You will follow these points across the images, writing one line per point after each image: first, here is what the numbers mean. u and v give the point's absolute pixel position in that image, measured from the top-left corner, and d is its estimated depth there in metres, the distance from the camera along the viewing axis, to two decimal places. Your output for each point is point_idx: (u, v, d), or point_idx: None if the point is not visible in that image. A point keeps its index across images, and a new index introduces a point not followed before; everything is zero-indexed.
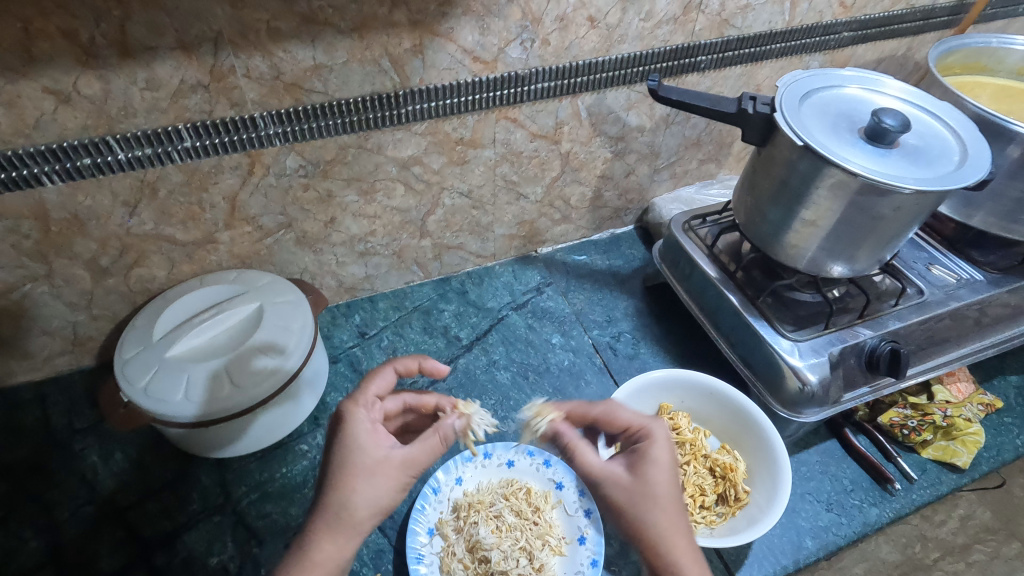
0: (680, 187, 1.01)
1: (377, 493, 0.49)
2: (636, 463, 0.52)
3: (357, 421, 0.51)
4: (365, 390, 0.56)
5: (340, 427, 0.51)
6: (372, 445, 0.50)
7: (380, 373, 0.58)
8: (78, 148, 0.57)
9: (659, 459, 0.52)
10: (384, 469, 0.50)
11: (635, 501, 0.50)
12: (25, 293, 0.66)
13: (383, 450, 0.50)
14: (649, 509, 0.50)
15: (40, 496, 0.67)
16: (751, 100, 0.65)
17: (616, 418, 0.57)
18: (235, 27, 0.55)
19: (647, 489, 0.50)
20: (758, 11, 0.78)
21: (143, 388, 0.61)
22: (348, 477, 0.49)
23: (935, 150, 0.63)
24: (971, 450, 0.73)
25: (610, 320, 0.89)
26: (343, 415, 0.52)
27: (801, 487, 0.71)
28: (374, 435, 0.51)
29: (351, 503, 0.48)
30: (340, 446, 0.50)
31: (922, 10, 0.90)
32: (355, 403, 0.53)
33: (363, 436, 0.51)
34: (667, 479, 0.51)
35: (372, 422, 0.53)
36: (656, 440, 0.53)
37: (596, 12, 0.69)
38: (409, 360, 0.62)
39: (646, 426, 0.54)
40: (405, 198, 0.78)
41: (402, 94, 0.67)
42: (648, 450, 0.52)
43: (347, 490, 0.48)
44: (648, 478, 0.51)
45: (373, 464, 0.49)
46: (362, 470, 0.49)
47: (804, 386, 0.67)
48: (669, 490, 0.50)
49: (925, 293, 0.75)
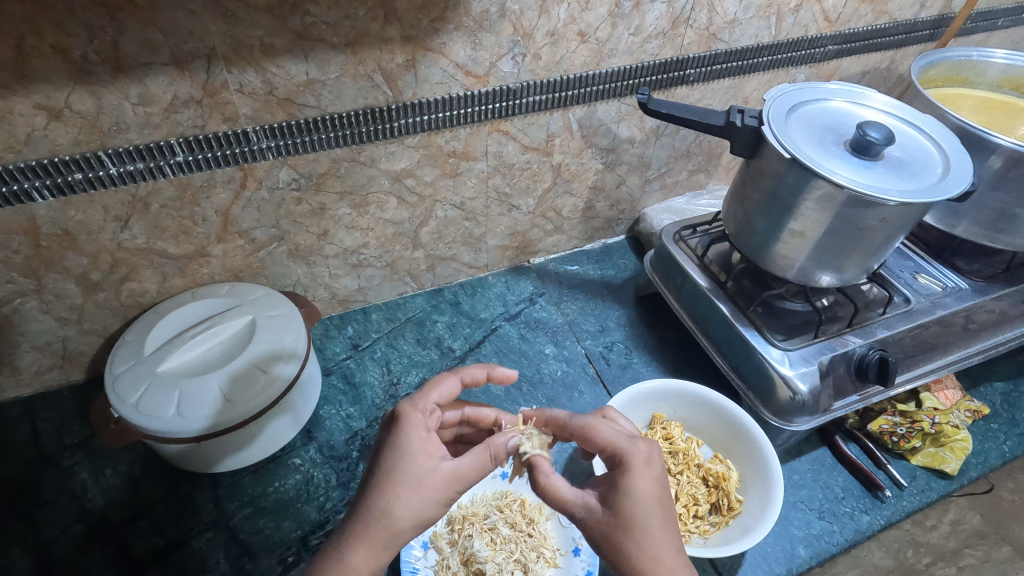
0: (671, 197, 1.02)
1: (421, 505, 0.46)
2: (618, 492, 0.46)
3: (413, 427, 0.48)
4: (425, 399, 0.53)
5: (393, 431, 0.48)
6: (422, 455, 0.47)
7: (443, 381, 0.55)
8: (70, 163, 0.57)
9: (642, 490, 0.46)
10: (432, 481, 0.47)
11: (610, 533, 0.45)
12: (14, 308, 0.66)
13: (434, 460, 0.47)
14: (626, 541, 0.45)
15: (29, 514, 0.66)
16: (740, 113, 0.66)
17: (592, 435, 0.51)
18: (228, 43, 0.56)
19: (621, 522, 0.45)
20: (744, 26, 0.80)
21: (135, 403, 0.61)
22: (389, 484, 0.46)
23: (918, 162, 0.64)
24: (959, 457, 0.73)
25: (602, 330, 0.90)
26: (399, 420, 0.49)
27: (793, 495, 0.72)
28: (427, 444, 0.48)
29: (393, 512, 0.45)
30: (390, 451, 0.47)
31: (904, 24, 0.92)
32: (414, 408, 0.50)
33: (415, 443, 0.48)
34: (645, 510, 0.45)
35: (427, 429, 0.50)
36: (635, 471, 0.47)
37: (586, 28, 0.70)
38: (478, 370, 0.59)
39: (622, 449, 0.48)
40: (397, 210, 0.79)
41: (395, 108, 0.68)
42: (625, 477, 0.46)
43: (390, 498, 0.45)
44: (626, 511, 0.45)
45: (423, 474, 0.47)
46: (409, 478, 0.46)
47: (795, 395, 0.67)
48: (652, 519, 0.45)
49: (911, 301, 0.76)
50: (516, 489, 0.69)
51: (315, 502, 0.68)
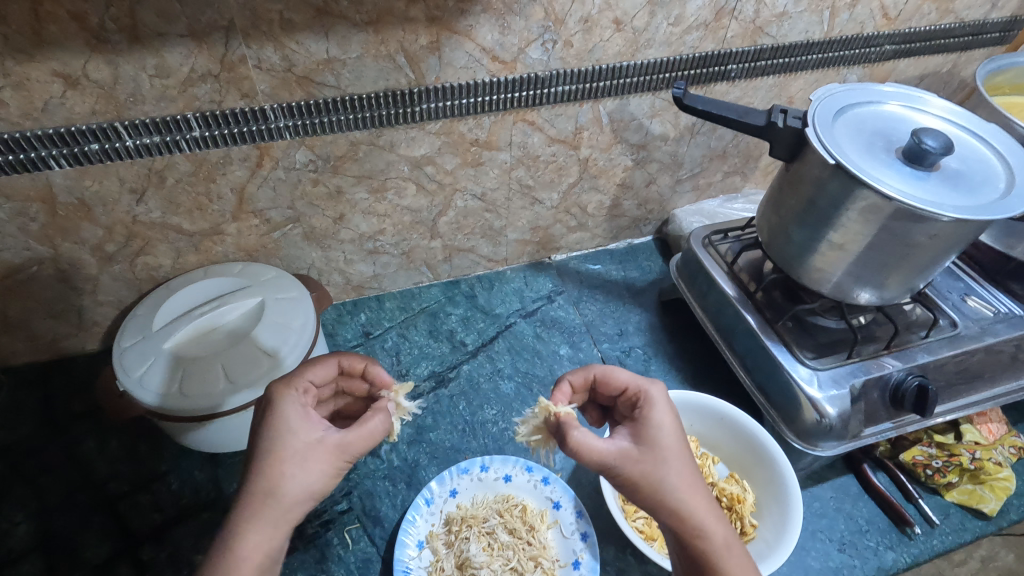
0: (704, 200, 0.97)
1: (309, 478, 0.44)
2: (640, 428, 0.49)
3: (288, 402, 0.48)
4: (300, 377, 0.51)
5: (268, 412, 0.47)
6: (302, 429, 0.46)
7: (323, 361, 0.54)
8: (86, 133, 0.57)
9: (660, 420, 0.49)
10: (316, 454, 0.45)
11: (648, 467, 0.46)
12: (31, 275, 0.66)
13: (316, 433, 0.47)
14: (666, 471, 0.46)
15: (34, 480, 0.66)
16: (782, 113, 0.62)
17: (613, 379, 0.55)
18: (247, 17, 0.54)
19: (658, 452, 0.47)
20: (794, 20, 0.75)
21: (138, 379, 0.61)
22: (274, 461, 0.44)
23: (978, 176, 0.59)
24: (1000, 497, 0.68)
25: (621, 334, 0.86)
26: (278, 395, 0.48)
27: (813, 524, 0.68)
28: (305, 420, 0.47)
29: (279, 490, 0.43)
30: (267, 429, 0.46)
31: (972, 25, 0.86)
32: (288, 387, 0.49)
33: (294, 419, 0.47)
34: (673, 437, 0.48)
35: (304, 405, 0.49)
36: (655, 403, 0.51)
37: (622, 15, 0.66)
38: (357, 358, 0.57)
39: (645, 389, 0.52)
40: (416, 198, 0.77)
41: (417, 92, 0.65)
42: (648, 412, 0.50)
43: (273, 475, 0.44)
44: (655, 440, 0.48)
45: (305, 448, 0.45)
46: (293, 455, 0.45)
47: (822, 419, 0.63)
48: (679, 448, 0.48)
49: (958, 326, 0.71)
50: (518, 494, 0.66)
51: None
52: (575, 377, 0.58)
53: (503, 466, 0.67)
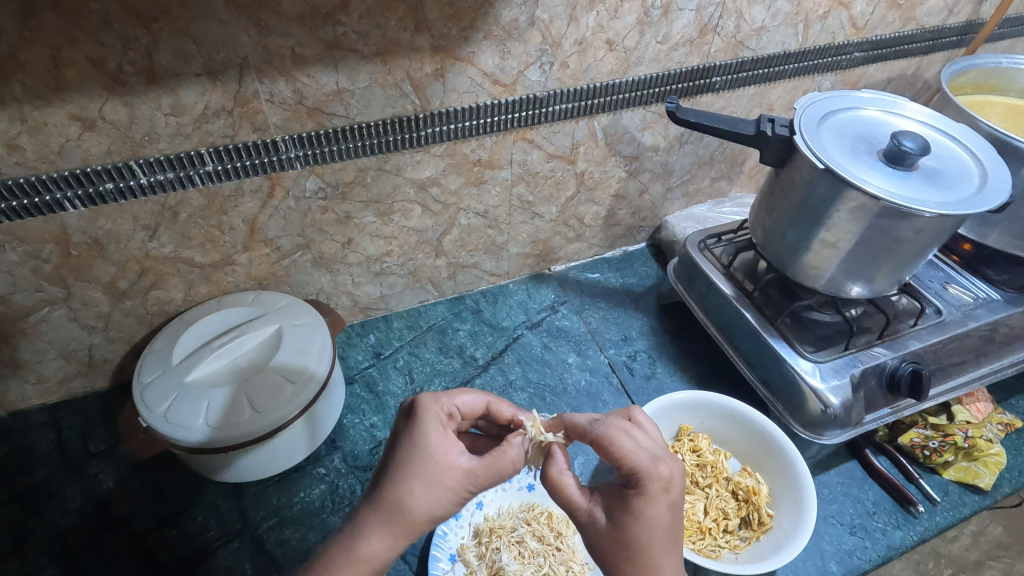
0: (693, 205, 1.01)
1: (430, 500, 0.45)
2: (623, 508, 0.45)
3: (427, 423, 0.48)
4: (449, 401, 0.52)
5: (411, 427, 0.48)
6: (439, 450, 0.47)
7: (469, 393, 0.55)
8: (101, 173, 0.57)
9: (653, 514, 0.44)
10: (447, 477, 0.46)
11: (613, 550, 0.45)
12: (42, 316, 0.66)
13: (449, 457, 0.47)
14: (626, 562, 0.44)
15: (55, 523, 0.66)
16: (770, 122, 0.66)
17: (614, 446, 0.46)
18: (260, 53, 0.55)
19: (626, 546, 0.44)
20: (772, 33, 0.79)
21: (163, 414, 0.61)
22: (414, 478, 0.45)
23: (953, 173, 0.63)
24: (994, 472, 0.72)
25: (625, 339, 0.89)
26: (415, 411, 0.50)
27: (824, 510, 0.71)
28: (443, 438, 0.48)
29: (408, 505, 0.44)
30: (408, 445, 0.47)
31: (931, 30, 0.91)
32: (431, 405, 0.50)
33: (433, 436, 0.47)
34: (653, 534, 0.44)
35: (441, 426, 0.49)
36: (649, 494, 0.44)
37: (614, 36, 0.70)
38: (505, 407, 0.57)
39: (641, 471, 0.44)
40: (422, 218, 0.78)
41: (422, 117, 0.67)
42: (636, 499, 0.44)
43: (403, 492, 0.45)
44: (628, 532, 0.44)
45: (439, 470, 0.46)
46: (426, 472, 0.45)
47: (826, 409, 0.66)
48: (658, 545, 0.44)
49: (943, 312, 0.75)
50: (543, 502, 0.68)
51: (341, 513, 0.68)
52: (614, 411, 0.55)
53: (526, 475, 0.70)
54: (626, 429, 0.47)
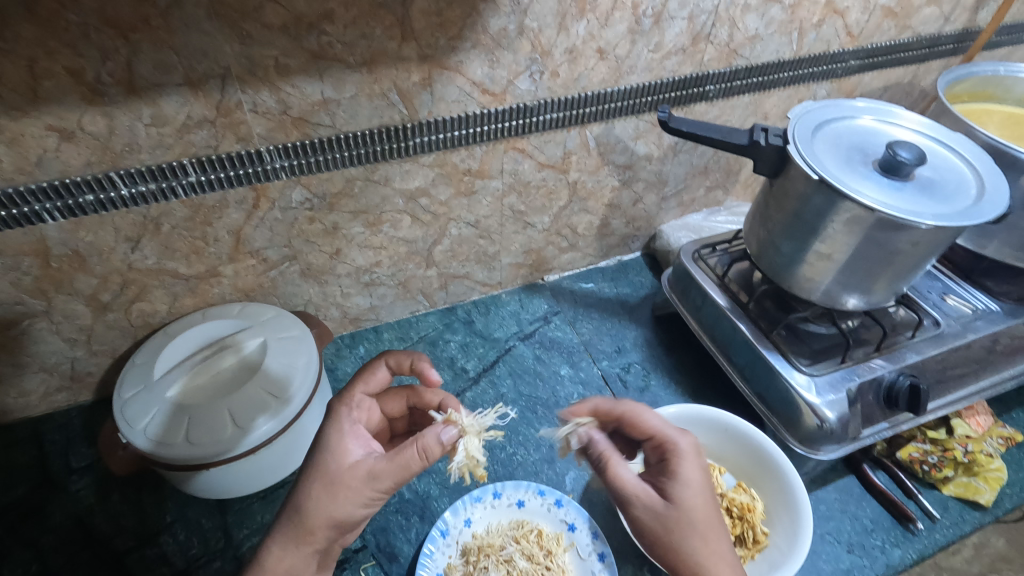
0: (688, 214, 1.00)
1: (331, 503, 0.48)
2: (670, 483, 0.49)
3: (331, 425, 0.53)
4: (349, 396, 0.57)
5: (320, 427, 0.53)
6: (339, 452, 0.50)
7: (373, 370, 0.59)
8: (81, 184, 0.56)
9: (689, 477, 0.49)
10: (347, 478, 0.48)
11: (670, 527, 0.47)
12: (23, 329, 0.65)
13: (351, 458, 0.50)
14: (687, 536, 0.47)
15: (33, 542, 0.65)
16: (764, 132, 0.65)
17: (640, 421, 0.54)
18: (243, 64, 0.54)
19: (683, 513, 0.47)
20: (765, 41, 0.78)
21: (144, 430, 0.60)
22: (316, 485, 0.48)
23: (950, 184, 0.62)
24: (994, 488, 0.71)
25: (619, 350, 0.88)
26: (330, 412, 0.54)
27: (821, 527, 0.69)
28: (347, 438, 0.51)
29: (304, 509, 0.48)
30: (316, 453, 0.51)
31: (928, 38, 0.91)
32: (342, 403, 0.55)
33: (333, 442, 0.51)
34: (702, 499, 0.48)
35: (352, 423, 0.54)
36: (684, 456, 0.50)
37: (605, 45, 0.69)
38: (403, 358, 0.60)
39: (672, 439, 0.52)
40: (411, 229, 0.77)
41: (410, 127, 0.66)
42: (676, 466, 0.50)
43: (303, 495, 0.48)
44: (681, 499, 0.48)
45: (337, 473, 0.49)
46: (326, 478, 0.49)
47: (822, 424, 0.65)
48: (711, 514, 0.47)
49: (941, 324, 0.74)
50: (532, 518, 0.67)
51: None
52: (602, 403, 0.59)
53: (516, 491, 0.68)
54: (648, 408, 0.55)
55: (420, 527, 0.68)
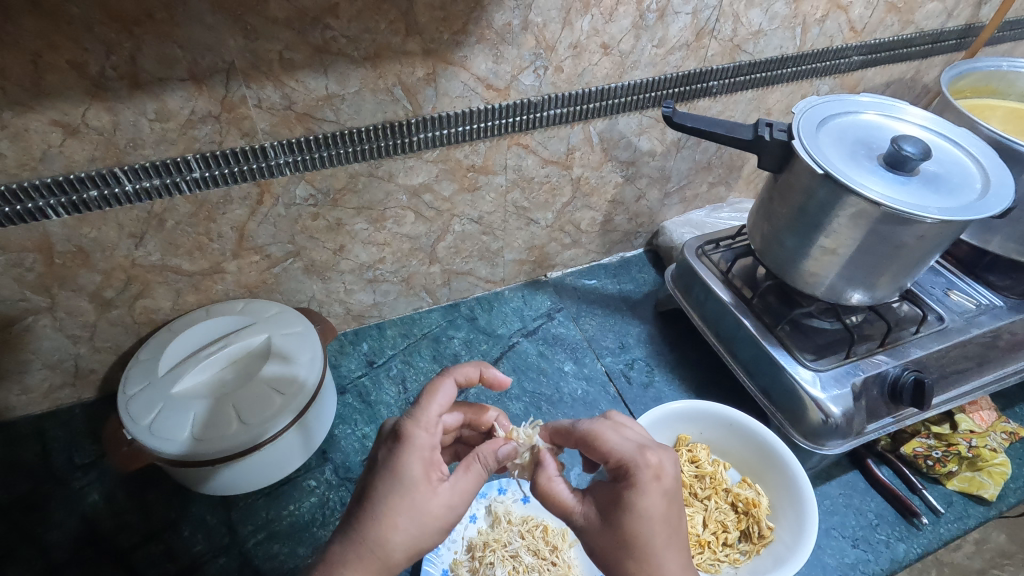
0: (691, 211, 1.00)
1: (419, 533, 0.44)
2: (617, 506, 0.44)
3: (411, 449, 0.46)
4: (427, 414, 0.48)
5: (393, 450, 0.46)
6: (423, 482, 0.45)
7: (442, 388, 0.50)
8: (85, 180, 0.56)
9: (647, 507, 0.43)
10: (431, 508, 0.45)
11: (607, 546, 0.44)
12: (26, 326, 0.65)
13: (433, 485, 0.45)
14: (626, 558, 0.43)
15: (38, 539, 0.64)
16: (768, 127, 0.65)
17: (599, 444, 0.47)
18: (247, 58, 0.54)
19: (622, 538, 0.43)
20: (769, 37, 0.78)
21: (149, 426, 0.60)
22: (399, 514, 0.43)
23: (955, 178, 0.62)
24: (998, 482, 0.71)
25: (623, 346, 0.88)
26: (403, 436, 0.46)
27: (825, 522, 0.70)
28: (429, 465, 0.46)
29: (388, 541, 0.43)
30: (390, 476, 0.45)
31: (931, 34, 0.90)
32: (418, 425, 0.47)
33: (414, 468, 0.45)
34: (650, 527, 0.43)
35: (430, 447, 0.47)
36: (639, 486, 0.43)
37: (609, 40, 0.69)
38: (474, 371, 0.55)
39: (628, 463, 0.44)
40: (415, 225, 0.77)
41: (414, 122, 0.66)
42: (628, 495, 0.43)
43: (386, 527, 0.43)
44: (623, 526, 0.43)
45: (422, 502, 0.44)
46: (410, 506, 0.44)
47: (827, 419, 0.65)
48: (655, 539, 0.43)
49: (945, 319, 0.74)
50: (538, 514, 0.67)
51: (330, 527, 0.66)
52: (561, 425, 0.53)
53: (521, 487, 0.68)
54: (612, 428, 0.48)
55: None
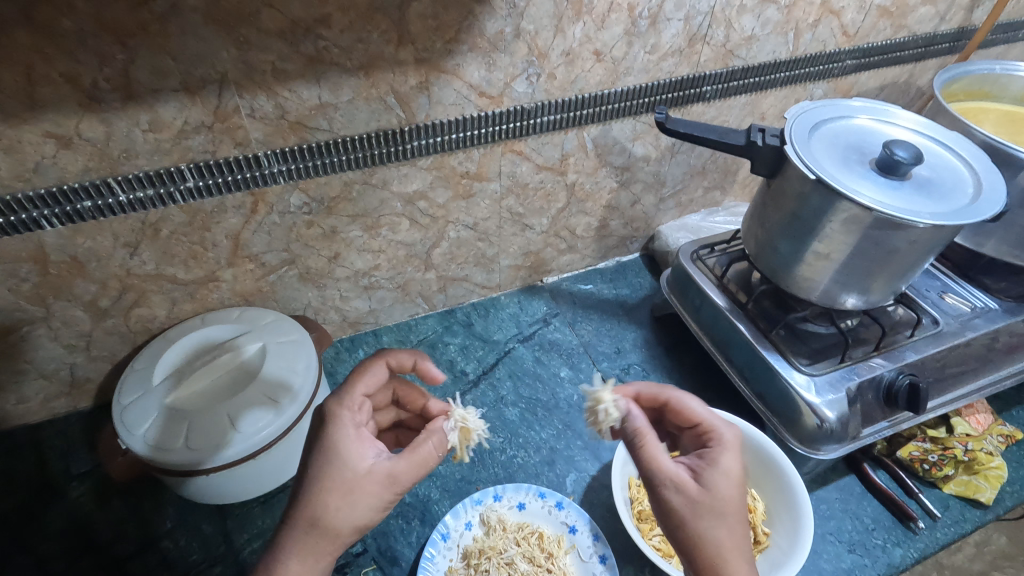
0: (686, 215, 1.00)
1: (353, 513, 0.45)
2: (706, 472, 0.48)
3: (338, 428, 0.48)
4: (353, 394, 0.52)
5: (322, 432, 0.48)
6: (352, 457, 0.46)
7: (370, 369, 0.54)
8: (78, 191, 0.56)
9: (728, 467, 0.48)
10: (365, 485, 0.46)
11: (692, 514, 0.46)
12: (22, 336, 0.65)
13: (366, 463, 0.47)
14: (711, 525, 0.45)
15: (34, 548, 0.64)
16: (761, 132, 0.65)
17: (687, 410, 0.55)
18: (240, 68, 0.54)
19: (716, 502, 0.46)
20: (762, 42, 0.78)
21: (143, 435, 0.60)
22: (330, 493, 0.45)
23: (947, 182, 0.62)
24: (995, 486, 0.71)
25: (619, 351, 0.88)
26: (329, 417, 0.49)
27: (822, 527, 0.69)
28: (359, 442, 0.48)
29: (324, 519, 0.44)
30: (319, 453, 0.47)
31: (924, 37, 0.91)
32: (343, 405, 0.50)
33: (342, 442, 0.47)
34: (737, 490, 0.47)
35: (357, 427, 0.49)
36: (727, 447, 0.50)
37: (602, 47, 0.69)
38: (405, 357, 0.57)
39: (715, 430, 0.52)
40: (410, 232, 0.77)
41: (408, 130, 0.66)
42: (718, 456, 0.49)
43: (321, 506, 0.45)
44: (721, 491, 0.47)
45: (353, 480, 0.46)
46: (341, 484, 0.45)
47: (822, 423, 0.65)
48: (736, 504, 0.46)
49: (940, 323, 0.74)
50: (534, 521, 0.67)
51: None
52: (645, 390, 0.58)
53: (516, 494, 0.68)
54: (690, 397, 0.56)
55: (420, 530, 0.67)
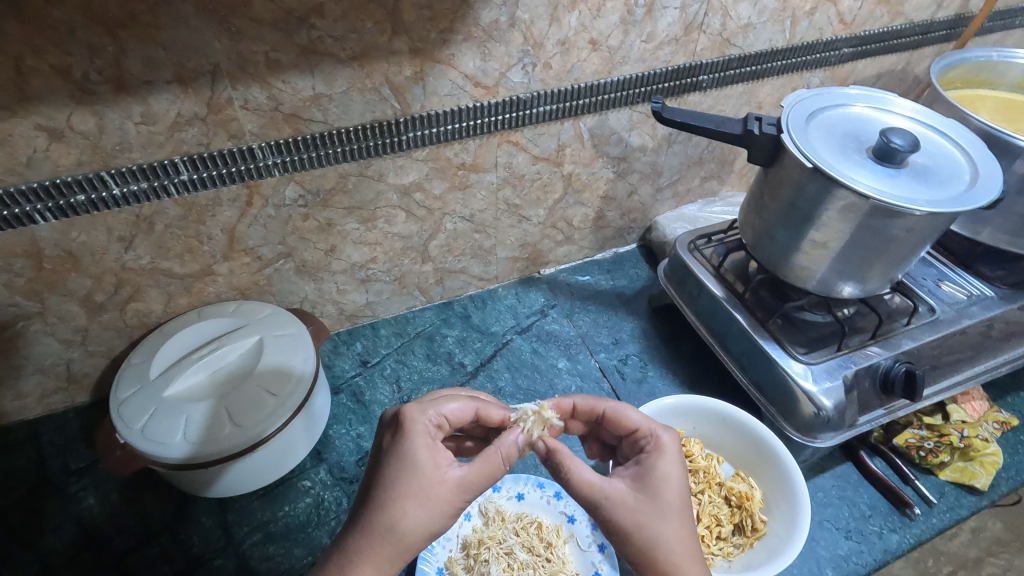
0: (683, 205, 1.00)
1: (426, 518, 0.46)
2: (644, 476, 0.50)
3: (415, 439, 0.49)
4: (436, 410, 0.53)
5: (398, 440, 0.49)
6: (429, 466, 0.47)
7: (457, 400, 0.55)
8: (72, 184, 0.56)
9: (665, 470, 0.50)
10: (439, 492, 0.47)
11: (642, 517, 0.48)
12: (18, 331, 0.64)
13: (440, 471, 0.48)
14: (656, 525, 0.47)
15: (33, 543, 0.65)
16: (757, 121, 0.64)
17: (625, 418, 0.56)
18: (233, 59, 0.54)
19: (658, 506, 0.48)
20: (758, 30, 0.78)
21: (141, 430, 0.60)
22: (405, 498, 0.46)
23: (944, 170, 0.62)
24: (989, 472, 0.71)
25: (616, 342, 0.88)
26: (405, 426, 0.49)
27: (819, 514, 0.70)
28: (434, 452, 0.48)
29: (399, 526, 0.45)
30: (393, 459, 0.48)
31: (920, 25, 0.91)
32: (420, 415, 0.51)
33: (420, 451, 0.48)
34: (673, 489, 0.49)
35: (431, 436, 0.50)
36: (664, 453, 0.51)
37: (597, 35, 0.69)
38: (495, 410, 0.58)
39: (655, 433, 0.54)
40: (406, 224, 0.77)
41: (403, 121, 0.66)
42: (656, 462, 0.51)
43: (395, 513, 0.45)
44: (659, 493, 0.49)
45: (430, 487, 0.47)
46: (417, 491, 0.46)
47: (819, 411, 0.65)
48: (680, 504, 0.49)
49: (936, 311, 0.74)
50: (533, 511, 0.68)
51: (326, 527, 0.67)
52: (581, 401, 0.60)
53: (515, 484, 0.69)
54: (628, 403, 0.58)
55: None
